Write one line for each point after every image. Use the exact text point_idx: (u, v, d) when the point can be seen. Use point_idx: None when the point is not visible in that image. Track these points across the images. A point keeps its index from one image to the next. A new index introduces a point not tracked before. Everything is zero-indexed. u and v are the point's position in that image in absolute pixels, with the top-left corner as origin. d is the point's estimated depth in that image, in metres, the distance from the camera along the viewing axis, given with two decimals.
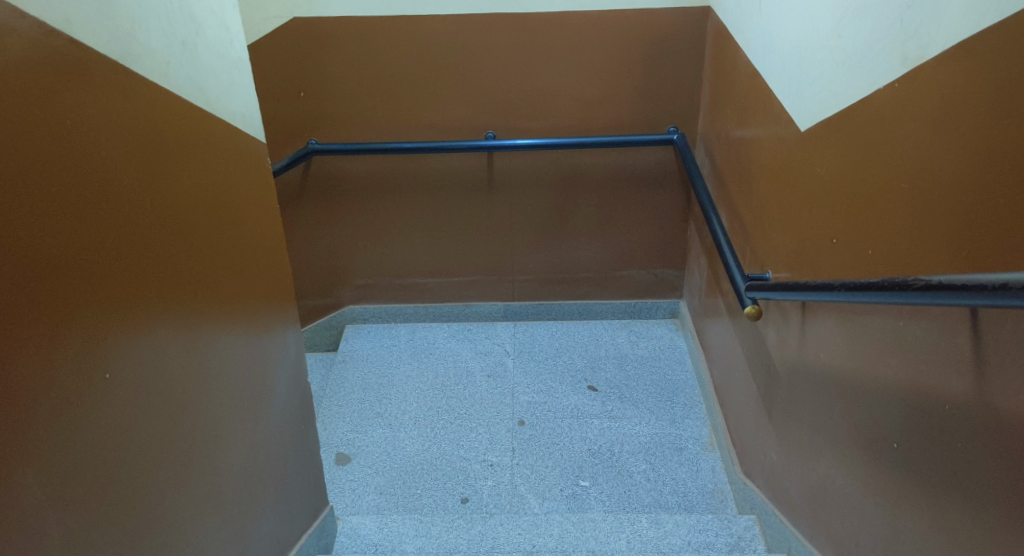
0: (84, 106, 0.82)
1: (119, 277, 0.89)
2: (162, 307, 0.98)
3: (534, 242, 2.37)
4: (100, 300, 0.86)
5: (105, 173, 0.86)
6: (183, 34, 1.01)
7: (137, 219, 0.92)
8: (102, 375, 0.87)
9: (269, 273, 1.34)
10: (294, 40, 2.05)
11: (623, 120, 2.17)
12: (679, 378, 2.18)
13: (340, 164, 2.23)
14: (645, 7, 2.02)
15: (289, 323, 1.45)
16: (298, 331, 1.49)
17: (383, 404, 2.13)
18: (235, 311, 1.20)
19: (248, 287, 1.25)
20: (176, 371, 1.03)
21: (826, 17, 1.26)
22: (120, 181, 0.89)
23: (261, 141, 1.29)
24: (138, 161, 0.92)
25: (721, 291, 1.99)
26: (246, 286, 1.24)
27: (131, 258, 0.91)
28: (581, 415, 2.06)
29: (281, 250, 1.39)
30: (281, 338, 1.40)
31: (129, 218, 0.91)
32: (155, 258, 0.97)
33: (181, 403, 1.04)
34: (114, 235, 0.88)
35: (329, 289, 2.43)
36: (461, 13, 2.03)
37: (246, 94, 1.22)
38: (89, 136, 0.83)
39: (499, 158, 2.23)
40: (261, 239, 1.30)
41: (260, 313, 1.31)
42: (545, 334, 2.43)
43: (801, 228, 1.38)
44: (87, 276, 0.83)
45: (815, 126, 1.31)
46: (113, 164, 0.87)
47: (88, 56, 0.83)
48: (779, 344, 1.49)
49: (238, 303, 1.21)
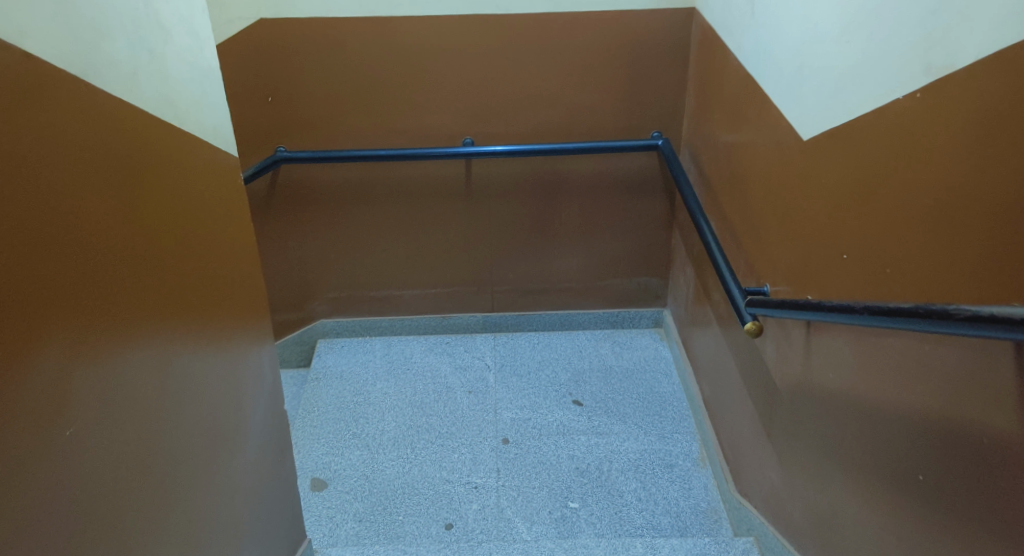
0: (43, 128, 0.72)
1: (80, 317, 0.79)
2: (130, 345, 0.88)
3: (514, 252, 2.29)
4: (61, 348, 0.76)
5: (63, 204, 0.75)
6: (150, 42, 0.91)
7: (102, 251, 0.82)
8: (60, 428, 0.76)
9: (244, 296, 1.24)
10: (261, 42, 1.94)
11: (606, 125, 2.11)
12: (667, 391, 2.12)
13: (310, 172, 2.12)
14: (628, 9, 1.96)
15: (264, 351, 1.34)
16: (274, 356, 1.39)
17: (359, 424, 2.03)
18: (207, 341, 1.10)
19: (221, 314, 1.15)
20: (147, 414, 0.92)
21: (831, 23, 1.21)
22: (82, 209, 0.78)
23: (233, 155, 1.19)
24: (103, 186, 0.82)
25: (711, 302, 1.94)
26: (218, 312, 1.14)
27: (95, 297, 0.81)
28: (567, 431, 1.99)
29: (256, 271, 1.29)
30: (256, 366, 1.30)
31: (92, 251, 0.80)
32: (123, 293, 0.87)
33: (152, 450, 0.94)
34: (76, 270, 0.78)
35: (300, 302, 2.32)
36: (437, 15, 1.95)
37: (217, 104, 1.11)
38: (45, 163, 0.72)
39: (478, 165, 2.15)
40: (235, 260, 1.20)
41: (234, 342, 1.20)
42: (527, 347, 2.35)
43: (806, 242, 1.33)
44: (44, 321, 0.73)
45: (820, 136, 1.26)
46: (74, 193, 0.77)
47: (47, 73, 0.72)
48: (781, 362, 1.43)
49: (211, 332, 1.11)
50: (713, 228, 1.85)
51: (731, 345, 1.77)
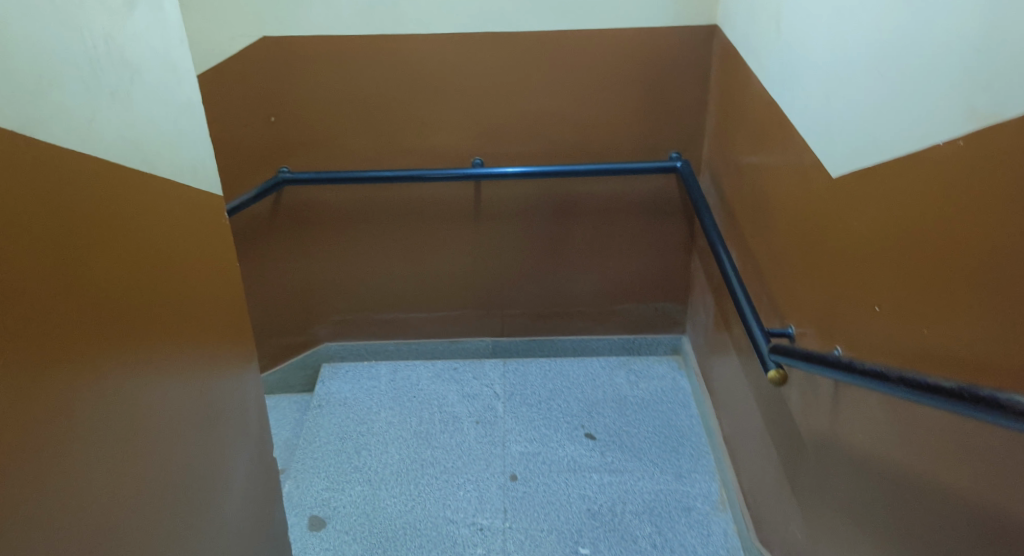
0: None
1: (26, 393, 0.72)
2: (90, 415, 0.82)
3: (525, 275, 2.20)
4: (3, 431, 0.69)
5: (10, 270, 0.70)
6: (111, 83, 0.85)
7: (55, 319, 0.76)
8: (5, 518, 0.70)
9: (223, 339, 1.17)
10: (262, 61, 1.87)
11: (621, 145, 2.02)
12: (684, 425, 2.02)
13: (314, 193, 2.05)
14: (646, 25, 1.86)
15: (248, 397, 1.28)
16: (259, 395, 1.33)
17: (362, 456, 1.95)
18: (184, 395, 1.03)
19: (198, 362, 1.08)
20: (113, 484, 0.86)
21: (864, 52, 1.11)
22: (31, 272, 0.72)
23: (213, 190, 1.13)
24: (57, 246, 0.76)
25: (732, 335, 1.83)
26: (197, 361, 1.08)
27: (44, 370, 0.75)
28: (578, 468, 1.90)
29: (237, 313, 1.23)
30: (239, 414, 1.24)
31: (42, 319, 0.74)
32: (80, 360, 0.80)
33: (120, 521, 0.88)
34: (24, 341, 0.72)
35: (304, 325, 2.24)
36: (446, 32, 1.86)
37: (193, 144, 1.05)
38: None
39: (488, 187, 2.06)
40: (214, 304, 1.14)
41: (216, 388, 1.14)
42: (538, 374, 2.26)
43: (835, 288, 1.22)
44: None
45: (850, 174, 1.16)
46: (23, 256, 0.71)
47: None
48: (806, 413, 1.33)
49: (189, 384, 1.05)
50: (734, 258, 1.75)
51: (754, 384, 1.67)
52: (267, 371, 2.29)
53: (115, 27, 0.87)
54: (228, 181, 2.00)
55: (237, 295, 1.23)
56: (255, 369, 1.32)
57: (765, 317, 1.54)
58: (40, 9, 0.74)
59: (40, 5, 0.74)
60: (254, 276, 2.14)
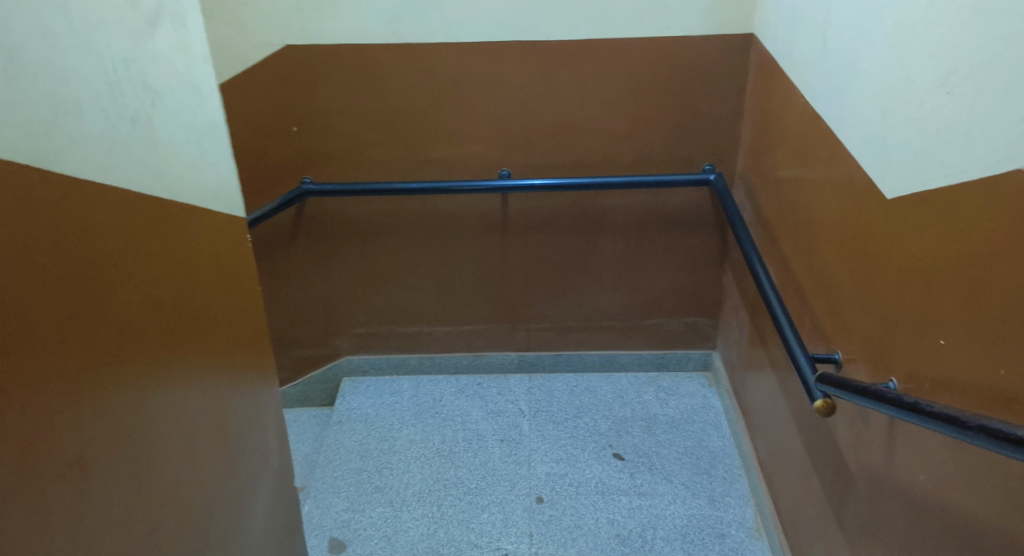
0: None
1: (45, 447, 0.67)
2: (111, 464, 0.77)
3: (552, 289, 2.14)
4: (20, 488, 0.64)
5: (27, 314, 0.65)
6: (132, 109, 0.81)
7: (73, 365, 0.71)
8: None
9: (245, 369, 1.13)
10: (285, 70, 1.83)
11: (653, 157, 1.95)
12: (717, 446, 1.95)
13: (337, 205, 2.00)
14: (681, 33, 1.80)
15: (269, 427, 1.23)
16: (280, 423, 1.28)
17: (383, 476, 1.90)
18: (205, 433, 0.99)
19: (219, 396, 1.04)
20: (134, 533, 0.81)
21: (927, 68, 1.04)
22: (47, 316, 0.67)
23: (236, 214, 1.09)
24: (73, 285, 0.71)
25: (768, 356, 1.76)
26: (218, 395, 1.03)
27: (60, 419, 0.69)
28: (607, 490, 1.84)
29: (259, 340, 1.18)
30: (260, 446, 1.18)
31: (58, 366, 0.69)
32: (102, 407, 0.75)
33: None
34: (40, 389, 0.67)
35: (325, 338, 2.20)
36: (473, 40, 1.81)
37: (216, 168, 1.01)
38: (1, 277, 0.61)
39: (514, 199, 2.00)
40: (235, 333, 1.09)
41: (236, 422, 1.09)
42: (564, 390, 2.19)
43: (892, 315, 1.15)
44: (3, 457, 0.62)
45: (909, 197, 1.09)
46: (39, 299, 0.66)
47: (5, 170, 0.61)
48: (863, 446, 1.26)
49: (210, 419, 1.00)
50: (773, 275, 1.67)
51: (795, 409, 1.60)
52: (287, 384, 2.25)
53: (137, 50, 0.82)
54: (249, 192, 1.96)
55: (257, 323, 1.18)
56: (277, 395, 1.27)
57: (809, 340, 1.48)
58: (57, 35, 0.69)
59: (57, 30, 0.69)
60: (275, 288, 2.10)
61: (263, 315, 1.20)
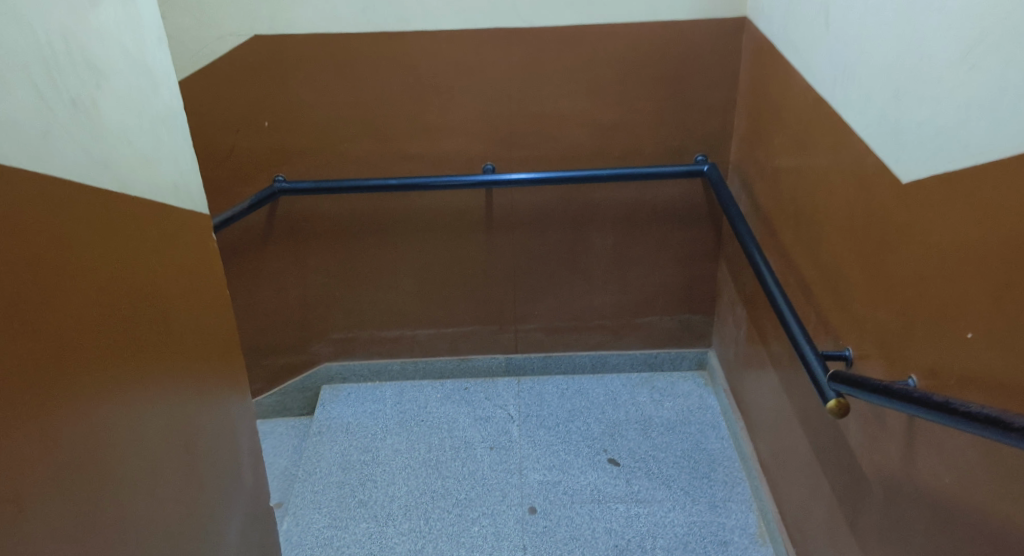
0: None
1: None
2: (58, 498, 0.67)
3: (541, 288, 2.05)
4: None
5: None
6: (72, 90, 0.71)
7: (3, 390, 0.60)
8: None
9: (212, 384, 1.03)
10: (254, 61, 1.72)
11: (644, 148, 1.87)
12: (715, 449, 1.88)
13: (312, 203, 1.90)
14: (670, 18, 1.72)
15: (241, 443, 1.13)
16: (254, 439, 1.19)
17: (367, 489, 1.80)
18: (170, 456, 0.89)
19: (185, 414, 0.94)
20: None
21: (947, 41, 0.97)
22: None
23: (199, 211, 0.98)
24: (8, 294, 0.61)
25: (768, 353, 1.69)
26: (182, 412, 0.93)
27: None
28: (603, 498, 1.76)
29: (229, 350, 1.09)
30: (232, 465, 1.08)
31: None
32: (43, 434, 0.65)
33: None
34: None
35: (303, 344, 2.09)
36: (453, 28, 1.72)
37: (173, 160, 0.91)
38: None
39: (499, 194, 1.91)
40: (201, 345, 0.99)
41: (204, 439, 0.99)
42: (554, 393, 2.10)
43: (910, 308, 1.08)
44: None
45: (930, 180, 1.01)
46: None
47: None
48: (879, 448, 1.18)
49: (174, 437, 0.90)
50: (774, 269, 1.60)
51: (801, 409, 1.53)
52: (263, 394, 2.13)
53: (76, 23, 0.72)
54: (219, 191, 1.85)
55: (224, 330, 1.07)
56: (250, 408, 1.18)
57: (815, 336, 1.40)
58: None
59: None
60: (249, 293, 1.99)
61: (232, 322, 1.09)
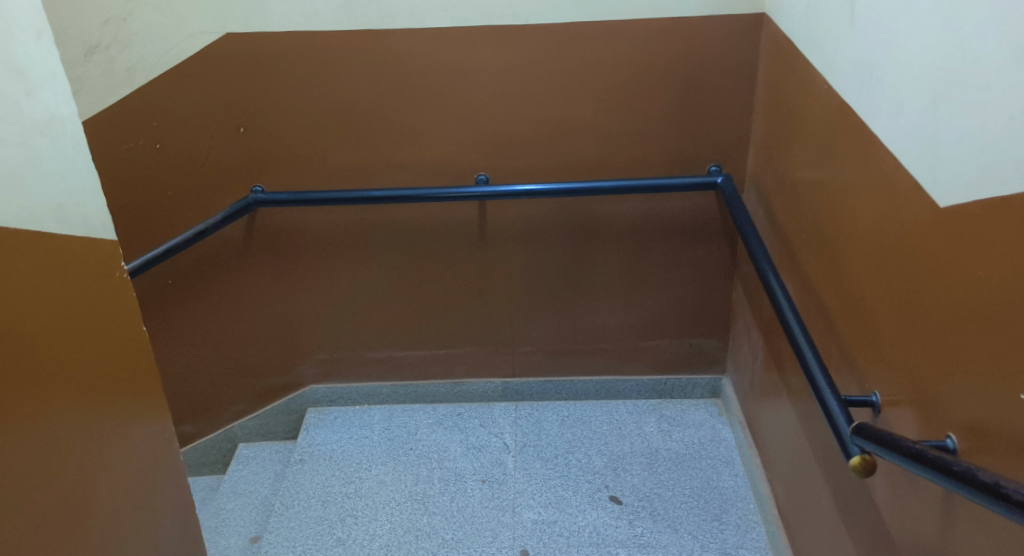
0: None
1: None
2: None
3: (541, 308, 1.90)
4: None
5: None
6: None
7: None
8: None
9: (116, 433, 0.91)
10: (227, 63, 1.60)
11: (651, 157, 1.71)
12: (728, 487, 1.71)
13: (293, 216, 1.77)
14: (680, 14, 1.56)
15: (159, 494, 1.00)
16: (180, 489, 1.06)
17: (346, 526, 1.67)
18: (37, 531, 0.76)
19: (70, 476, 0.81)
20: None
21: (993, 34, 0.80)
22: None
23: (98, 237, 0.86)
24: None
25: (786, 386, 1.51)
26: (63, 479, 0.80)
27: None
28: (602, 542, 1.60)
29: (138, 392, 0.95)
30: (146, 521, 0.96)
31: None
32: None
33: None
34: None
35: (286, 365, 1.96)
36: (441, 26, 1.58)
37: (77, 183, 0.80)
38: None
39: (494, 207, 1.77)
40: (100, 390, 0.87)
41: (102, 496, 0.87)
42: (554, 421, 1.95)
43: (950, 353, 0.91)
44: None
45: (973, 203, 0.84)
46: None
47: None
48: (910, 515, 1.01)
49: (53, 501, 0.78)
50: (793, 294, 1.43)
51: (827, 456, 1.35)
52: (245, 417, 2.01)
53: None
54: (194, 202, 1.73)
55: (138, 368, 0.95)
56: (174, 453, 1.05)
57: (838, 375, 1.23)
58: None
59: None
60: (228, 310, 1.86)
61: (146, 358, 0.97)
